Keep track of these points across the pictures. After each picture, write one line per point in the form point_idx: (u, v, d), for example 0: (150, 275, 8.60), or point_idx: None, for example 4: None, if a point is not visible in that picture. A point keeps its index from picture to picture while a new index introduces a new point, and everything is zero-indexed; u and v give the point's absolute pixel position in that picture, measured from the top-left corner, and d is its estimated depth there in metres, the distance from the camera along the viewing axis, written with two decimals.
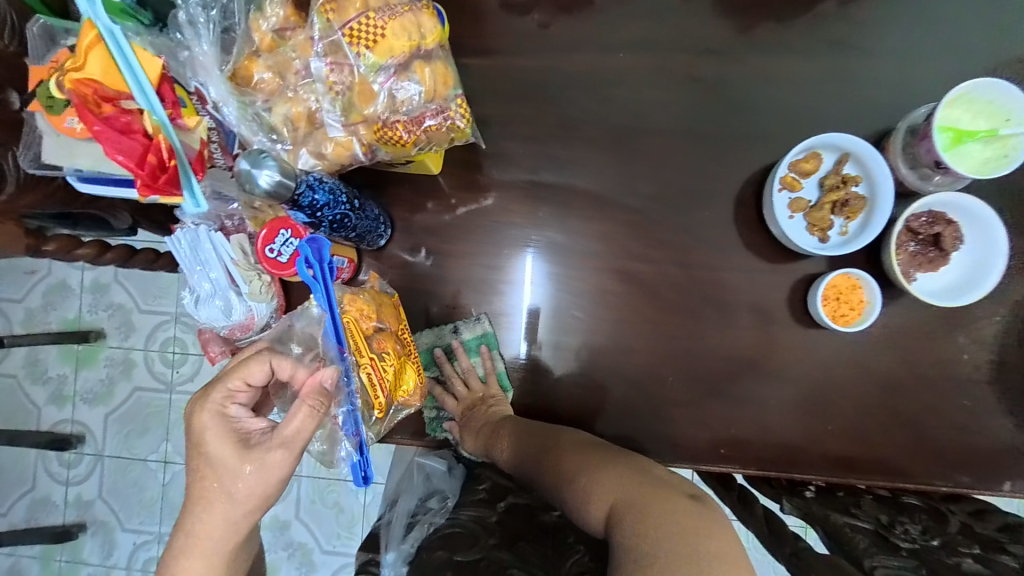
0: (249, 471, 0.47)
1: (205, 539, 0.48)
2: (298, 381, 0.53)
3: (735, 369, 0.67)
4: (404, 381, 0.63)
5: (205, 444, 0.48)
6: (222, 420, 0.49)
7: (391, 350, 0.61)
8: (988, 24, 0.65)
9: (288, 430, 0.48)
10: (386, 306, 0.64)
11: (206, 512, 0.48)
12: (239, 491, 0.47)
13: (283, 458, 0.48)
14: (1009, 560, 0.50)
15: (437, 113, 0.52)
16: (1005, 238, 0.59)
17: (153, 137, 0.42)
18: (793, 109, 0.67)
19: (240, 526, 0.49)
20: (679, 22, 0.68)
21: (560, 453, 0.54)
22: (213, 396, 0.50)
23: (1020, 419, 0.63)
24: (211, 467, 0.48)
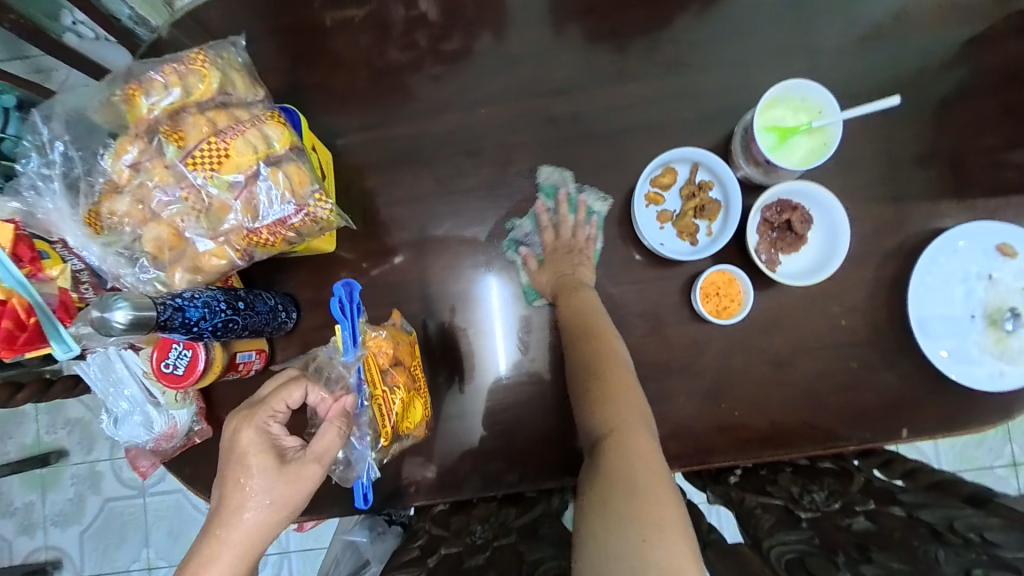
0: (288, 480, 0.50)
1: (233, 554, 0.48)
2: (324, 408, 0.56)
3: (643, 376, 0.71)
4: (412, 414, 0.66)
5: (244, 457, 0.50)
6: (262, 434, 0.51)
7: (402, 384, 0.64)
8: (798, 24, 0.72)
9: (323, 445, 0.53)
10: (408, 343, 0.68)
11: (236, 528, 0.48)
12: (276, 503, 0.50)
13: (316, 473, 0.52)
14: (897, 509, 0.55)
15: (298, 212, 0.53)
16: (843, 216, 0.67)
17: (8, 300, 0.45)
18: (644, 129, 0.73)
19: (262, 544, 0.50)
20: (525, 72, 0.74)
21: (593, 362, 0.58)
22: (256, 412, 0.52)
23: (902, 369, 0.69)
24: (248, 480, 0.49)
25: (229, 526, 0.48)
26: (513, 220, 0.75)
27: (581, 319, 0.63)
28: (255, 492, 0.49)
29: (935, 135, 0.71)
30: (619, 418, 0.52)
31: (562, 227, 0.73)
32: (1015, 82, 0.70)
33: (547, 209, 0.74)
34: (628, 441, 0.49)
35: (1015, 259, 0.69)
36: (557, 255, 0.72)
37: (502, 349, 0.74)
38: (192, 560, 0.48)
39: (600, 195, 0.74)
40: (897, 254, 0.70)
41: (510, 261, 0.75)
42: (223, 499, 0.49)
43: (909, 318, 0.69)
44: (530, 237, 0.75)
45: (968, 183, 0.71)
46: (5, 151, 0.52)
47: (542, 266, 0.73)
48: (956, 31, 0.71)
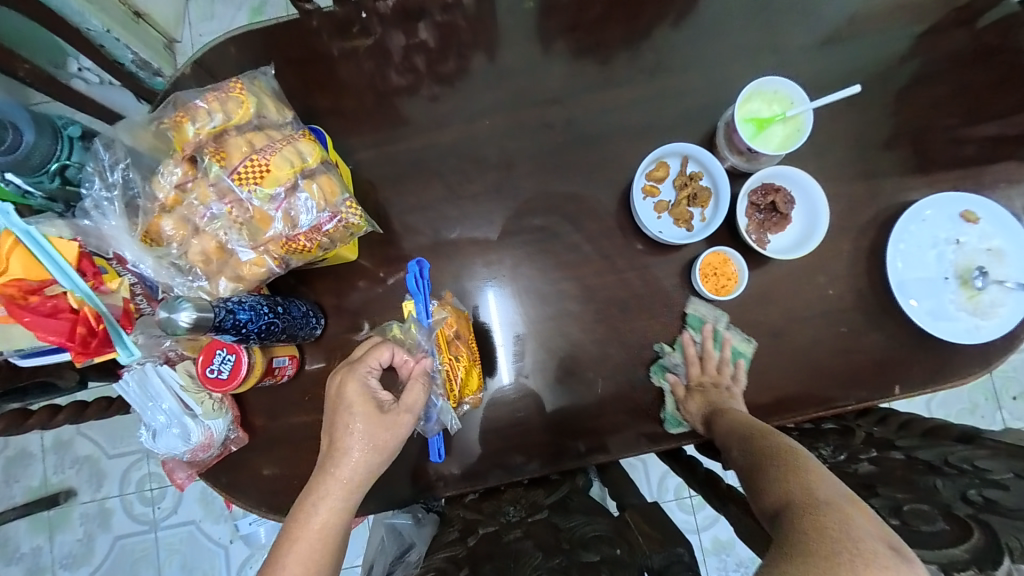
0: (387, 424, 0.59)
1: (346, 486, 0.57)
2: (406, 368, 0.64)
3: (651, 354, 0.77)
4: (471, 381, 0.72)
5: (350, 406, 0.59)
6: (362, 389, 0.59)
7: (466, 353, 0.72)
8: (763, 28, 0.80)
9: (410, 398, 0.61)
10: (465, 318, 0.75)
11: (347, 464, 0.57)
12: (376, 444, 0.58)
13: (407, 421, 0.60)
14: (898, 453, 0.60)
15: (331, 218, 0.58)
16: (821, 194, 0.73)
17: (80, 310, 0.49)
18: (634, 130, 0.80)
19: (368, 478, 0.58)
20: (522, 85, 0.81)
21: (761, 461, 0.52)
22: (357, 368, 0.61)
23: (887, 330, 0.75)
24: (355, 423, 0.58)
25: (342, 462, 0.57)
26: (661, 346, 0.76)
27: (743, 430, 0.60)
28: (360, 433, 0.58)
29: (894, 119, 0.80)
30: (796, 496, 0.45)
31: (707, 361, 0.73)
32: (956, 70, 0.79)
33: (694, 342, 0.75)
34: (819, 514, 0.42)
35: (978, 224, 0.76)
36: (705, 388, 0.71)
37: (505, 356, 0.78)
38: (312, 491, 0.57)
39: (746, 338, 0.75)
40: (871, 227, 0.77)
41: (655, 385, 0.75)
42: (336, 441, 0.58)
43: (889, 283, 0.75)
44: (677, 366, 0.75)
45: (927, 159, 0.79)
46: (69, 178, 0.55)
47: (693, 398, 0.71)
48: (900, 30, 0.80)
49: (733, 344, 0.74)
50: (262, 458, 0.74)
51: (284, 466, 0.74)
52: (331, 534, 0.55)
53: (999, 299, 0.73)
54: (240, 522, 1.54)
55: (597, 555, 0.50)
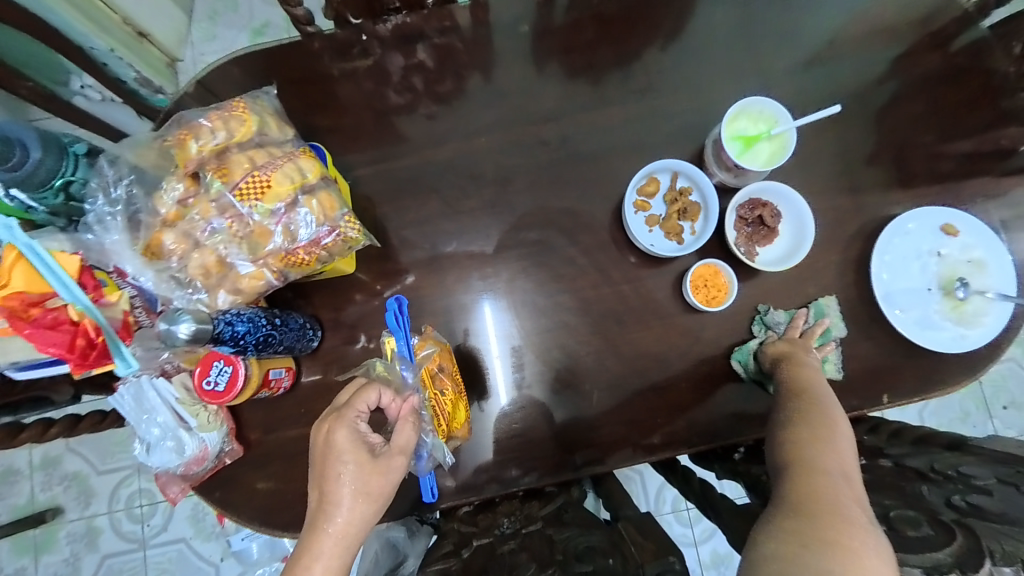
0: (381, 472, 0.56)
1: (340, 540, 0.54)
2: (392, 410, 0.62)
3: (645, 365, 0.78)
4: (458, 415, 0.72)
5: (341, 456, 0.55)
6: (352, 437, 0.56)
7: (450, 387, 0.71)
8: (747, 51, 0.84)
9: (403, 439, 0.59)
10: (448, 353, 0.75)
11: (340, 518, 0.54)
12: (369, 495, 0.55)
13: (401, 464, 0.58)
14: (886, 460, 0.61)
15: (330, 232, 0.60)
16: (806, 208, 0.76)
17: (80, 322, 0.51)
18: (625, 147, 0.83)
19: (365, 530, 0.55)
20: (517, 103, 0.84)
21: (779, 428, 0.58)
22: (345, 415, 0.57)
23: (875, 340, 0.76)
24: (346, 474, 0.55)
25: (333, 516, 0.54)
26: (765, 307, 0.77)
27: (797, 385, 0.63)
28: (353, 486, 0.55)
29: (873, 136, 0.83)
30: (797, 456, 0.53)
31: (809, 336, 0.73)
32: (930, 90, 0.83)
33: (806, 318, 0.75)
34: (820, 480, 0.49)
35: (959, 236, 0.77)
36: (799, 346, 0.71)
37: (503, 379, 0.79)
38: (303, 554, 0.53)
39: (838, 369, 0.75)
40: (857, 239, 0.79)
41: (750, 330, 0.77)
42: (326, 495, 0.55)
43: (876, 294, 0.77)
44: (779, 325, 0.75)
45: (908, 174, 0.82)
46: (72, 194, 0.56)
47: (785, 345, 0.72)
48: (876, 52, 0.84)
49: (831, 356, 0.74)
50: (256, 472, 0.74)
51: (279, 481, 0.73)
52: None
53: (982, 308, 0.75)
54: (233, 538, 1.53)
55: (590, 565, 0.51)
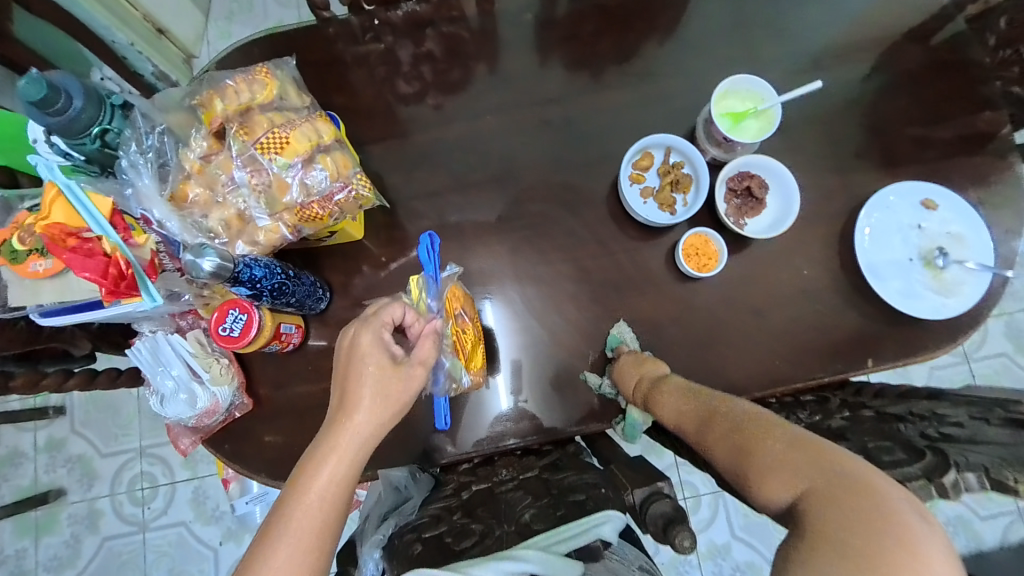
0: (401, 377, 0.59)
1: (358, 438, 0.56)
2: (414, 329, 0.64)
3: (640, 331, 0.81)
4: (476, 357, 0.76)
5: (364, 359, 0.58)
6: (377, 341, 0.59)
7: (471, 330, 0.76)
8: (737, 39, 0.89)
9: (425, 353, 0.61)
10: (463, 294, 0.78)
11: (358, 416, 0.56)
12: (388, 398, 0.58)
13: (420, 376, 0.60)
14: (869, 410, 0.64)
15: (343, 189, 0.64)
16: (794, 180, 0.79)
17: (113, 255, 0.55)
18: (621, 127, 0.87)
19: (380, 433, 0.58)
20: (520, 86, 0.89)
21: (734, 445, 0.54)
22: (371, 321, 0.60)
23: (860, 308, 0.79)
24: (366, 376, 0.58)
25: (352, 415, 0.56)
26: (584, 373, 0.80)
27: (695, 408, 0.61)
28: (373, 388, 0.57)
29: (857, 118, 0.87)
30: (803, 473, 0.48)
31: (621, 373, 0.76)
32: (909, 78, 0.88)
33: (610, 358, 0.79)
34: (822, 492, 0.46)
35: (938, 211, 0.81)
36: (635, 363, 0.71)
37: (504, 384, 0.80)
38: (321, 447, 0.55)
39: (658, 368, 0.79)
40: (842, 213, 0.83)
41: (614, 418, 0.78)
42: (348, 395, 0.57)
43: (860, 265, 0.80)
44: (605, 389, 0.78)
45: (890, 155, 0.86)
46: (108, 141, 0.59)
47: (629, 377, 0.71)
48: (859, 42, 0.89)
49: None
50: (264, 427, 0.77)
51: (286, 435, 0.76)
52: (336, 501, 0.54)
53: (961, 278, 0.78)
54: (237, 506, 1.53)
55: (583, 494, 0.54)
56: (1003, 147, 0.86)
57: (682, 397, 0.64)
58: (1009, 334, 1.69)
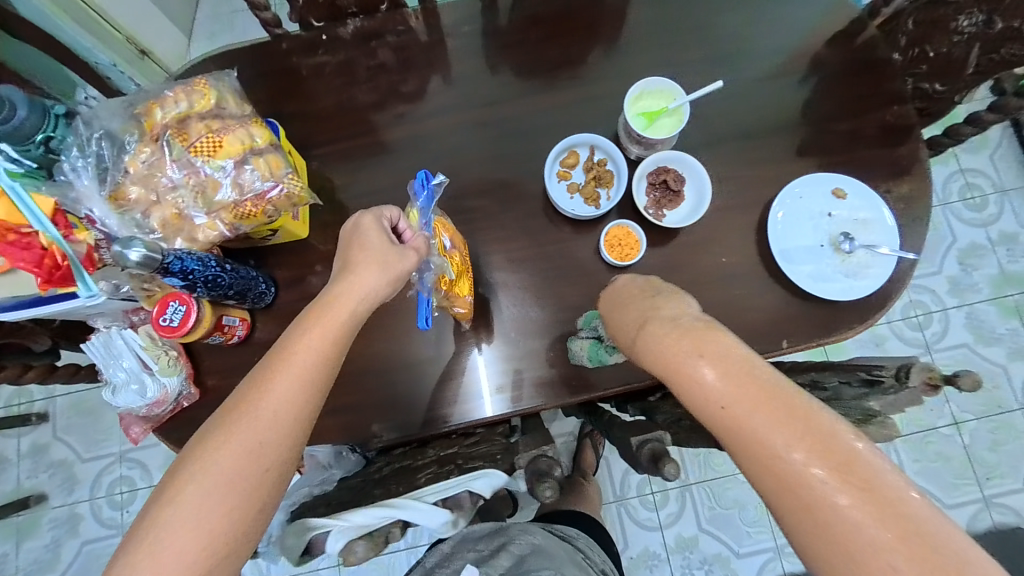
0: (397, 253, 0.69)
1: (357, 296, 0.66)
2: (408, 234, 0.74)
3: (569, 316, 0.86)
4: (461, 282, 0.80)
5: (364, 237, 0.69)
6: (377, 226, 0.70)
7: (457, 256, 0.81)
8: (657, 47, 0.96)
9: (416, 241, 0.72)
10: (453, 228, 0.84)
11: (355, 280, 0.66)
12: (388, 267, 0.68)
13: (413, 259, 0.70)
14: None
15: (274, 187, 0.69)
16: (705, 173, 0.84)
17: (49, 248, 0.64)
18: (551, 128, 0.93)
19: (374, 298, 0.67)
20: (457, 93, 0.96)
21: (707, 390, 0.50)
22: (373, 210, 0.71)
23: (775, 292, 0.84)
24: (366, 248, 0.68)
25: (352, 275, 0.66)
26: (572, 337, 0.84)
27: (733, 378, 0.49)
28: (374, 256, 0.68)
29: (771, 115, 0.93)
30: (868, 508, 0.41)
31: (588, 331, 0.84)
32: (820, 77, 0.95)
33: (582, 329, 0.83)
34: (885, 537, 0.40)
35: (846, 199, 0.86)
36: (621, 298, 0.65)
37: (487, 388, 0.84)
38: (318, 305, 0.65)
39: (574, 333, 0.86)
40: (758, 203, 0.88)
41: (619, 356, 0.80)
42: (350, 265, 0.67)
43: (773, 252, 0.85)
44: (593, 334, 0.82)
45: (803, 148, 0.92)
46: (52, 148, 0.65)
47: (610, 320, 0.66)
48: (770, 47, 0.96)
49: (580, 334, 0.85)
50: (211, 414, 0.81)
51: None
52: (334, 344, 0.63)
53: (868, 261, 0.83)
54: None
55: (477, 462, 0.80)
56: (908, 138, 0.92)
57: (671, 361, 0.53)
58: (969, 325, 1.73)
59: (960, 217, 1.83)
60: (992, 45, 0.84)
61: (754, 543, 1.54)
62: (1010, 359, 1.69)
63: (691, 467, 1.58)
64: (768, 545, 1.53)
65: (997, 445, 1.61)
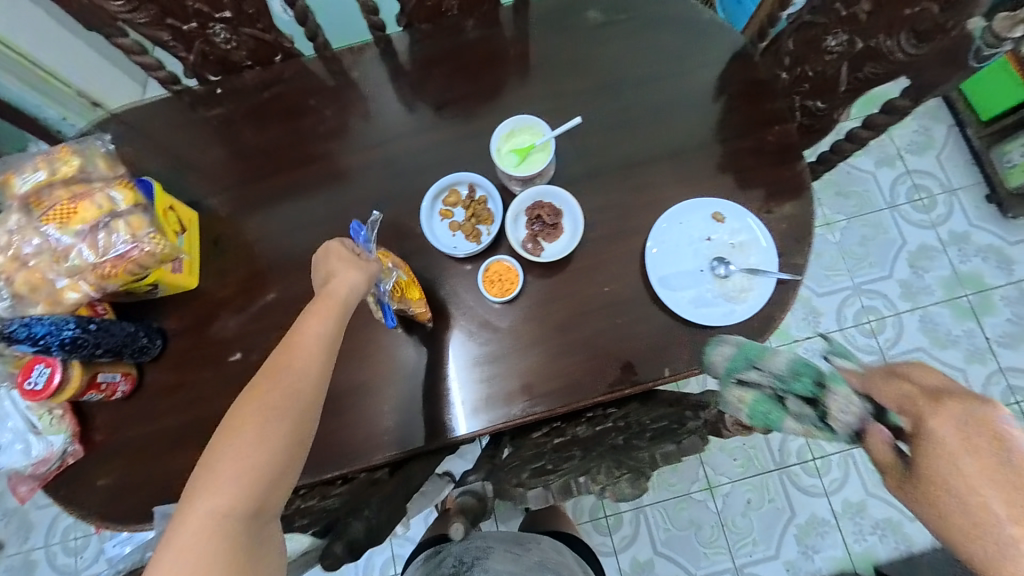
0: (364, 259, 0.75)
1: (338, 296, 0.71)
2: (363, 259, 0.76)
3: (454, 352, 0.86)
4: (411, 289, 0.82)
5: (332, 252, 0.74)
6: (344, 244, 0.75)
7: (403, 270, 0.83)
8: (541, 84, 1.00)
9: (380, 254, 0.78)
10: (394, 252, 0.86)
11: (334, 284, 0.71)
12: (360, 268, 0.73)
13: (377, 262, 0.76)
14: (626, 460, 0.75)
15: (133, 246, 0.70)
16: (576, 205, 0.87)
17: None
18: (438, 167, 0.96)
19: (354, 298, 0.72)
20: (348, 138, 0.99)
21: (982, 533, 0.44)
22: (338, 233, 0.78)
23: (655, 319, 0.85)
24: (336, 260, 0.73)
25: (334, 279, 0.72)
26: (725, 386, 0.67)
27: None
28: (347, 263, 0.73)
29: (652, 140, 0.94)
30: None
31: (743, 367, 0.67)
32: (701, 102, 0.96)
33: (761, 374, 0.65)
34: None
35: (725, 222, 0.88)
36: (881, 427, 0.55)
37: (463, 409, 0.85)
38: (306, 312, 0.71)
39: (719, 349, 0.70)
40: (637, 230, 0.89)
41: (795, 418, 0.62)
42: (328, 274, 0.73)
43: (653, 279, 0.86)
44: (757, 380, 0.65)
45: (685, 172, 0.92)
46: None
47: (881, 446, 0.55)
48: (651, 76, 0.98)
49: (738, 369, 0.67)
50: (97, 470, 0.82)
51: (117, 477, 0.82)
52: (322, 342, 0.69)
53: (748, 284, 0.85)
54: None
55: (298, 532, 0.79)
56: (791, 157, 0.93)
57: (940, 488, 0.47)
58: (924, 328, 1.69)
59: (908, 219, 1.79)
60: (857, 63, 0.85)
61: (712, 565, 1.49)
62: (967, 362, 1.65)
63: (644, 488, 1.55)
64: (726, 566, 1.49)
65: None
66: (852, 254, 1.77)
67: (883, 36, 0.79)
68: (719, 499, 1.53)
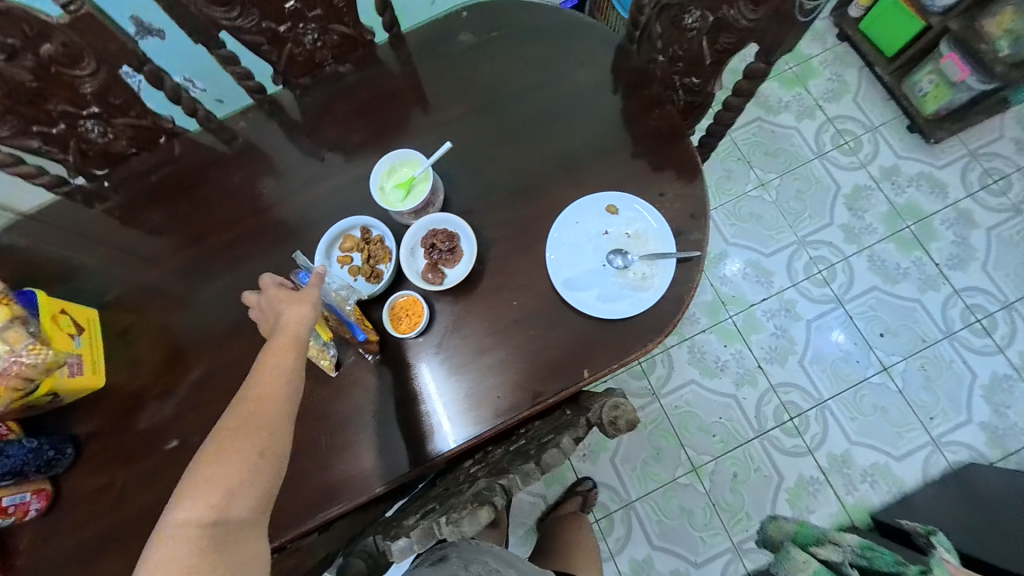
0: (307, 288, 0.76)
1: (291, 329, 0.72)
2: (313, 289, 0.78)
3: (374, 397, 0.85)
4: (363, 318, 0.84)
5: (276, 295, 0.75)
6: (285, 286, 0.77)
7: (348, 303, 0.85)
8: (423, 114, 1.00)
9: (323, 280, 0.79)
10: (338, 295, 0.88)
11: (286, 320, 0.73)
12: (303, 300, 0.74)
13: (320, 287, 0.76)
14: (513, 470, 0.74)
15: (11, 362, 0.70)
16: (466, 226, 0.88)
17: None
18: (333, 215, 0.95)
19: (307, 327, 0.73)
20: (241, 204, 0.98)
21: None
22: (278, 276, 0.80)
23: (566, 322, 0.84)
24: (282, 299, 0.75)
25: (285, 315, 0.73)
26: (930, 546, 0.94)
27: None
28: (293, 298, 0.75)
29: (538, 148, 0.95)
30: None
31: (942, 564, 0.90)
32: (579, 101, 0.98)
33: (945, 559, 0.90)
34: None
35: (620, 214, 0.90)
36: None
37: (447, 416, 0.83)
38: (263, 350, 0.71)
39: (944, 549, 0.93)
40: (535, 238, 0.89)
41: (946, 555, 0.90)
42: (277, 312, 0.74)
43: (558, 284, 0.86)
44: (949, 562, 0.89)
45: (574, 172, 0.93)
46: None
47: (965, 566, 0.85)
48: (529, 85, 1.00)
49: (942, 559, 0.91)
50: None
51: None
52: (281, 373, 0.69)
53: (652, 271, 0.86)
54: None
55: None
56: (672, 137, 0.94)
57: None
58: (873, 268, 1.68)
59: (838, 164, 1.80)
60: (712, 36, 0.87)
61: (711, 549, 1.46)
62: (923, 291, 1.64)
63: (630, 483, 1.53)
64: (725, 547, 1.46)
65: (931, 383, 1.54)
66: (790, 210, 1.76)
67: (726, 7, 0.82)
68: (706, 481, 1.50)
